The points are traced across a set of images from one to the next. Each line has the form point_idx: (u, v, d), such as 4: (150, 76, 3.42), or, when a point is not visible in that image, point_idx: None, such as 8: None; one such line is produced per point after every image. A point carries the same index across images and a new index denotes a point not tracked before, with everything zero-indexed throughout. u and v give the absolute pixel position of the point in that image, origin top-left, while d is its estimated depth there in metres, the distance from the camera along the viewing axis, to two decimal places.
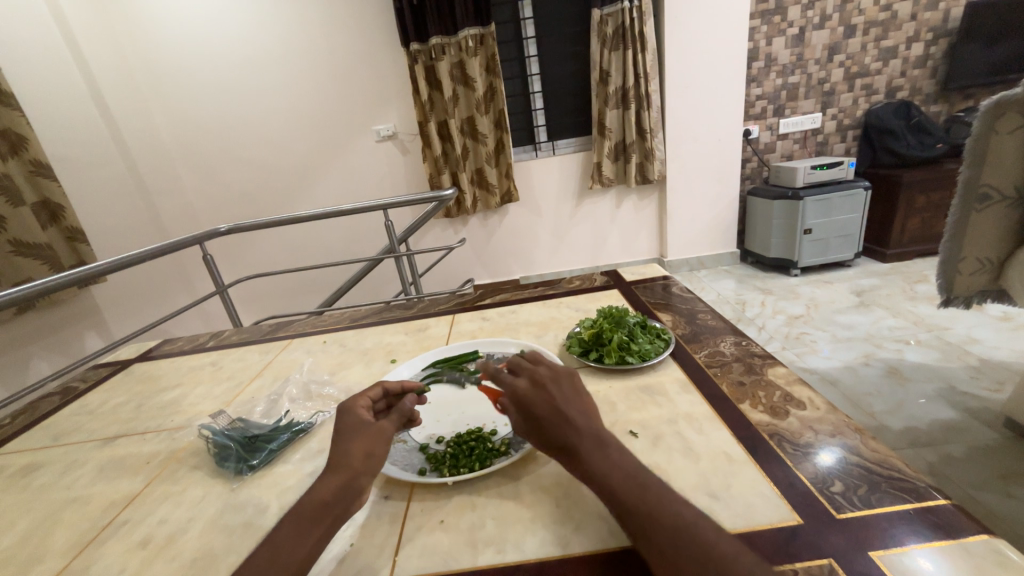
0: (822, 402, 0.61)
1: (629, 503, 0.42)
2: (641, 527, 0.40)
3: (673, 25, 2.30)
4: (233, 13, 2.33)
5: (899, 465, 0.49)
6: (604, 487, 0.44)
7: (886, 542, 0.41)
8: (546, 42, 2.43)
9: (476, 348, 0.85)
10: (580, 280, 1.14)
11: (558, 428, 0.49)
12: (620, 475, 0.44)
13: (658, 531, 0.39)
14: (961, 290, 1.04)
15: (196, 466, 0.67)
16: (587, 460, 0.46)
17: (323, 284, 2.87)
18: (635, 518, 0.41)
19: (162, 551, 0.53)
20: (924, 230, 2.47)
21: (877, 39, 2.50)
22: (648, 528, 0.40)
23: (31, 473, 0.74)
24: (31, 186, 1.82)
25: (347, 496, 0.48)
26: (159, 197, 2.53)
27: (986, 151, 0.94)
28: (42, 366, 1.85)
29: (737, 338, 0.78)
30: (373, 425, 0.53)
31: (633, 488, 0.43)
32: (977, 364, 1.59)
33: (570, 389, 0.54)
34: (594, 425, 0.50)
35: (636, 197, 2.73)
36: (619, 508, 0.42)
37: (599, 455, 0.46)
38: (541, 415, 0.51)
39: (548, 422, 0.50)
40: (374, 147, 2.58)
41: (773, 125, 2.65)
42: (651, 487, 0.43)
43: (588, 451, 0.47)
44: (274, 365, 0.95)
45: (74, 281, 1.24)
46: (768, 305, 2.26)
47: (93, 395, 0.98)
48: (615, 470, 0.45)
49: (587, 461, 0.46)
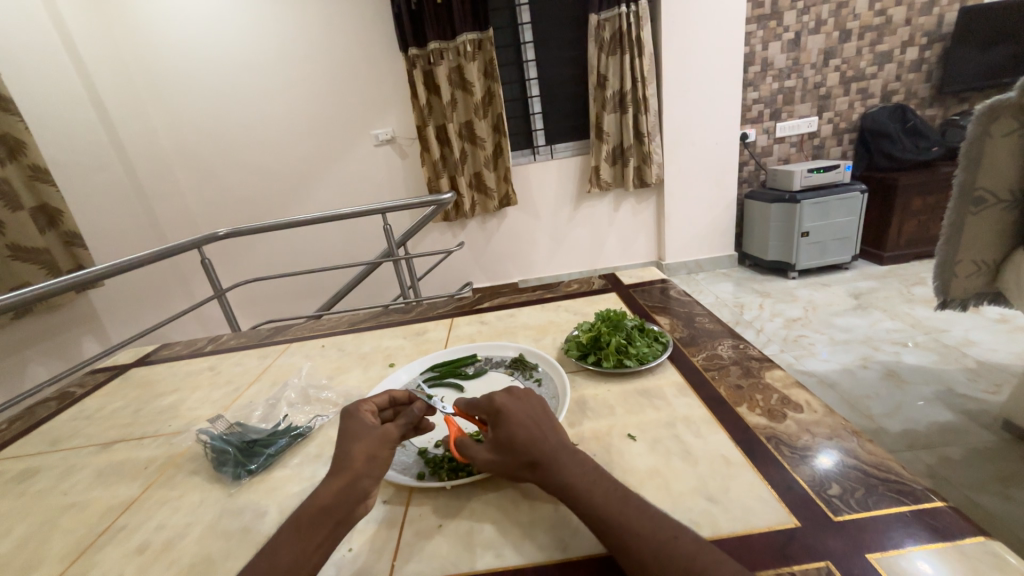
0: (820, 404, 0.61)
1: (611, 517, 0.42)
2: (624, 542, 0.40)
3: (670, 28, 2.31)
4: (231, 17, 2.34)
5: (896, 468, 0.49)
6: (582, 499, 0.44)
7: (884, 544, 0.41)
8: (544, 46, 2.44)
9: (475, 351, 0.85)
10: (579, 283, 1.15)
11: (538, 439, 0.49)
12: (600, 489, 0.44)
13: (641, 542, 0.39)
14: (957, 293, 1.05)
15: (194, 471, 0.67)
16: (563, 469, 0.47)
17: (322, 288, 2.87)
18: (615, 531, 0.41)
19: (160, 556, 0.53)
20: (920, 232, 2.49)
21: (872, 44, 2.52)
22: (628, 540, 0.40)
23: (27, 478, 0.73)
24: (30, 191, 1.83)
25: (348, 500, 0.47)
26: (158, 201, 2.53)
27: (981, 153, 0.94)
28: (39, 372, 1.85)
29: (734, 341, 0.79)
30: (377, 430, 0.53)
31: (614, 501, 0.43)
32: (974, 366, 1.59)
33: (542, 407, 0.54)
34: (564, 439, 0.51)
35: (635, 199, 2.74)
36: (602, 524, 0.42)
37: (574, 466, 0.47)
38: (522, 427, 0.50)
39: (528, 432, 0.50)
40: (373, 151, 2.58)
41: (770, 129, 2.67)
42: (630, 500, 0.43)
43: (564, 461, 0.47)
44: (272, 369, 0.95)
45: (73, 285, 1.23)
46: (766, 307, 2.27)
47: (91, 399, 0.97)
48: (593, 484, 0.45)
49: (564, 472, 0.46)
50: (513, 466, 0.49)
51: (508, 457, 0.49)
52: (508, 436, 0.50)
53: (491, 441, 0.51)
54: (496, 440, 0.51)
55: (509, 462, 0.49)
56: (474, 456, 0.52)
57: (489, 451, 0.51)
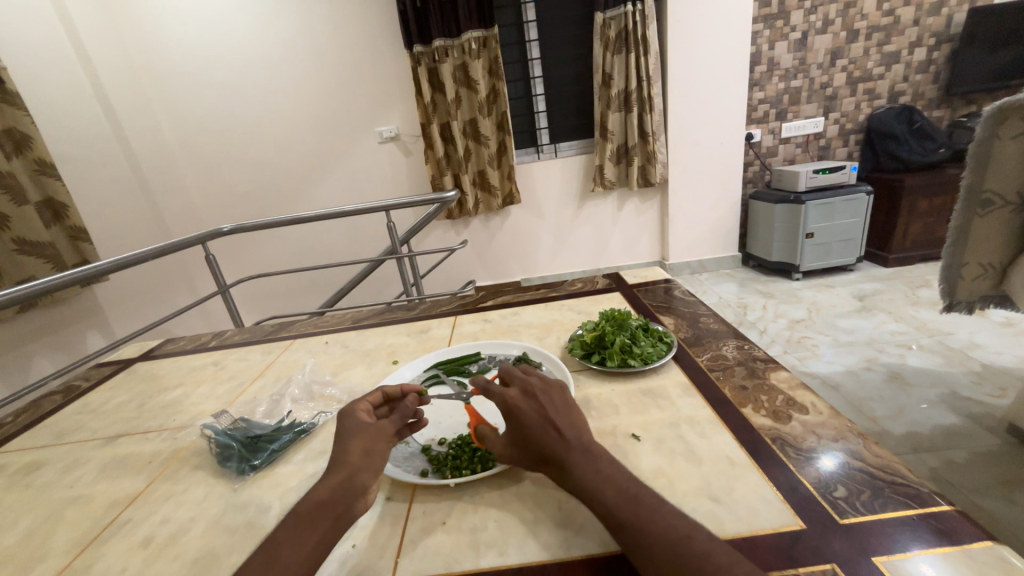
0: (825, 406, 0.60)
1: (622, 517, 0.42)
2: (635, 542, 0.40)
3: (675, 27, 2.30)
4: (236, 14, 2.34)
5: (902, 471, 0.49)
6: (592, 497, 0.44)
7: (890, 547, 0.41)
8: (549, 44, 2.44)
9: (478, 349, 0.85)
10: (582, 282, 1.15)
11: (548, 437, 0.49)
12: (612, 487, 0.44)
13: (652, 542, 0.39)
14: (963, 295, 1.04)
15: (198, 466, 0.67)
16: (573, 467, 0.46)
17: (325, 284, 2.88)
18: (626, 530, 0.41)
19: (164, 551, 0.53)
20: (926, 234, 2.47)
21: (879, 44, 2.51)
22: (640, 540, 0.40)
23: (33, 471, 0.74)
24: (35, 185, 1.83)
25: (346, 494, 0.47)
26: (163, 196, 2.54)
27: (990, 155, 0.94)
28: (44, 365, 1.86)
29: (739, 342, 0.78)
30: (371, 425, 0.54)
31: (626, 501, 0.43)
32: (980, 369, 1.59)
33: (561, 400, 0.53)
34: (581, 433, 0.50)
35: (638, 199, 2.73)
36: (613, 523, 0.42)
37: (587, 464, 0.46)
38: (533, 427, 0.50)
39: (537, 430, 0.50)
40: (377, 148, 2.58)
41: (776, 129, 2.65)
42: (642, 498, 0.43)
43: (576, 458, 0.47)
44: (276, 365, 0.95)
45: (77, 280, 1.24)
46: (769, 308, 2.26)
47: (95, 394, 0.98)
48: (605, 481, 0.45)
49: (574, 471, 0.46)
50: (530, 462, 0.50)
51: (522, 452, 0.51)
52: (520, 435, 0.50)
53: (508, 437, 0.52)
54: (512, 438, 0.52)
55: (524, 457, 0.51)
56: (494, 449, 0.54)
57: (506, 444, 0.53)
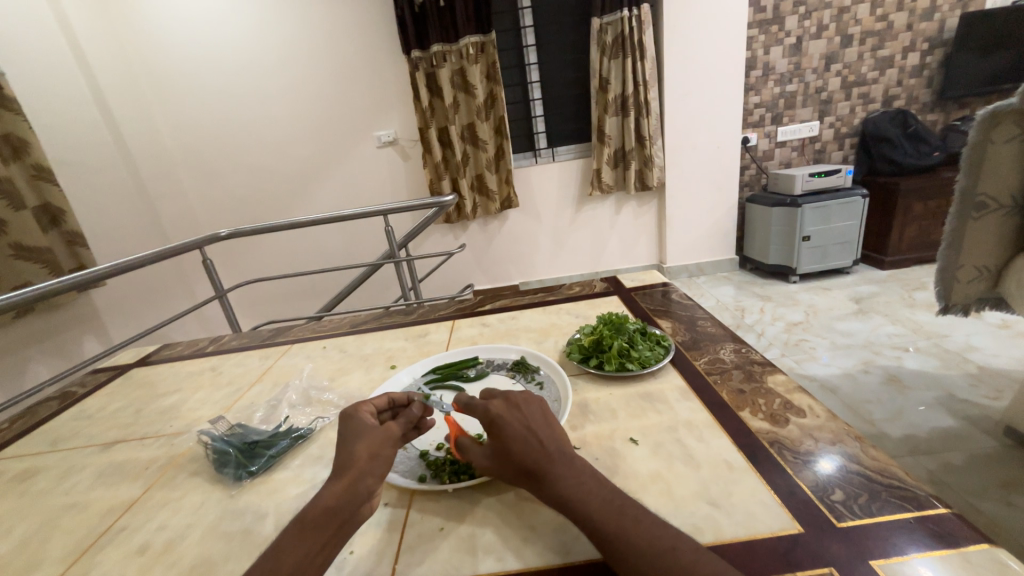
0: (822, 410, 0.61)
1: (606, 529, 0.42)
2: (621, 554, 0.40)
3: (671, 32, 2.32)
4: (235, 19, 2.35)
5: (899, 474, 0.49)
6: (578, 510, 0.44)
7: (887, 550, 0.41)
8: (546, 50, 2.45)
9: (476, 353, 0.85)
10: (580, 285, 1.15)
11: (533, 449, 0.48)
12: (597, 500, 0.44)
13: (636, 555, 0.39)
14: (959, 298, 1.05)
15: (196, 472, 0.67)
16: (559, 480, 0.46)
17: (322, 289, 2.87)
18: (612, 544, 0.41)
19: (161, 557, 0.53)
20: (922, 237, 2.49)
21: (873, 49, 2.53)
22: (626, 553, 0.40)
23: (29, 477, 0.73)
24: (33, 190, 1.83)
25: (353, 500, 0.47)
26: (161, 201, 2.54)
27: (982, 159, 0.95)
28: (40, 371, 1.85)
29: (736, 345, 0.79)
30: (377, 428, 0.53)
31: (610, 512, 0.43)
32: (976, 371, 1.59)
33: (541, 413, 0.53)
34: (563, 447, 0.50)
35: (636, 203, 2.74)
36: (598, 537, 0.42)
37: (572, 477, 0.46)
38: (516, 438, 0.49)
39: (521, 443, 0.49)
40: (376, 153, 2.59)
41: (772, 133, 2.67)
42: (628, 511, 0.43)
43: (561, 472, 0.47)
44: (274, 370, 0.95)
45: (74, 285, 1.23)
46: (767, 311, 2.27)
47: (92, 399, 0.97)
48: (590, 494, 0.45)
49: (558, 484, 0.46)
50: (509, 474, 0.49)
51: (502, 466, 0.49)
52: (503, 447, 0.49)
53: (488, 448, 0.51)
54: (492, 450, 0.50)
55: (504, 471, 0.49)
56: (473, 460, 0.52)
57: (485, 459, 0.51)
